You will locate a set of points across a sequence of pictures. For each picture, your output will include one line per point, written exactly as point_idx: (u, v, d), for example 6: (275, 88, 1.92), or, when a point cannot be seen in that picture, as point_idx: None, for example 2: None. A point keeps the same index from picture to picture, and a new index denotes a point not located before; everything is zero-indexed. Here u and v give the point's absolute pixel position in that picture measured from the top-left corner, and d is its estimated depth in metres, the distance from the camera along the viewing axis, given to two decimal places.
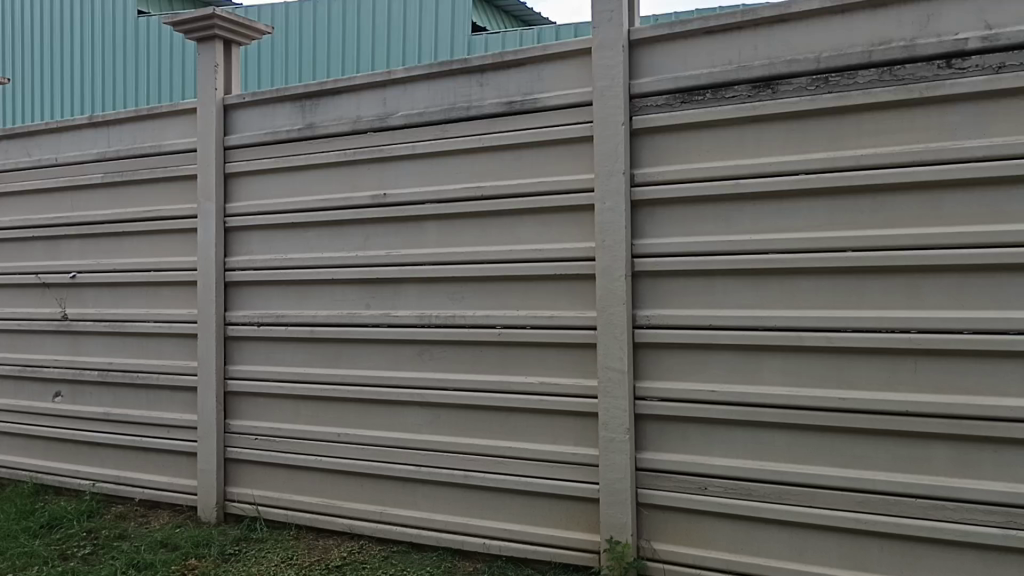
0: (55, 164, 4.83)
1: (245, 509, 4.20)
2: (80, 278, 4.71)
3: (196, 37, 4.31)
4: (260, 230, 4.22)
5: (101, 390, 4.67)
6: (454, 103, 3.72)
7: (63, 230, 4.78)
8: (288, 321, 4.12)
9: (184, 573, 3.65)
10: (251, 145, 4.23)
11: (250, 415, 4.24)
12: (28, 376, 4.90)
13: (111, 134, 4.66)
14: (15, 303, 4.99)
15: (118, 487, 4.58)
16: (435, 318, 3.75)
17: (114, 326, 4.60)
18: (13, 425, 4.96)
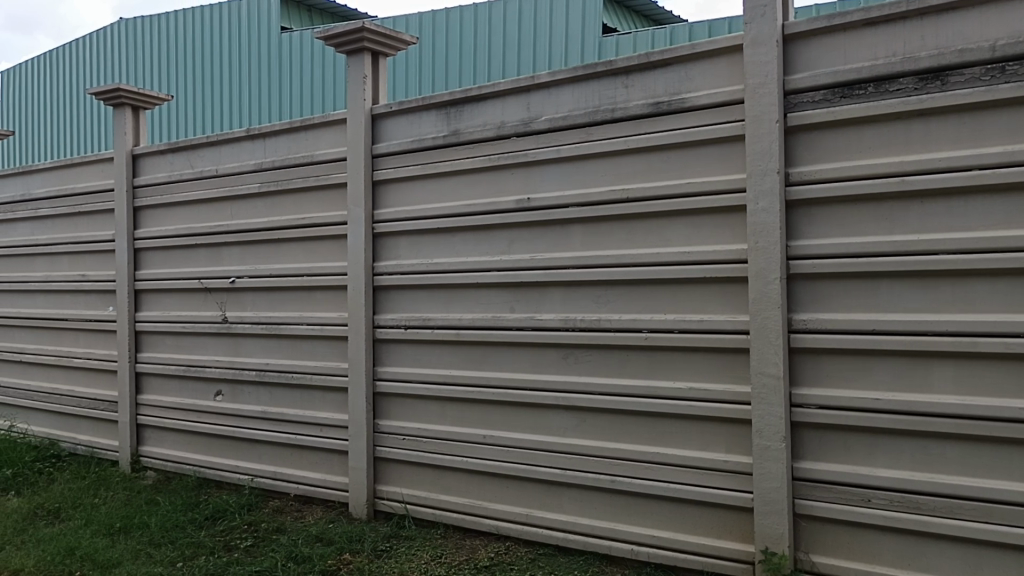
0: (214, 175, 5.09)
1: (394, 507, 4.31)
2: (240, 282, 4.96)
3: (346, 50, 4.45)
4: (407, 236, 4.33)
5: (259, 389, 4.90)
6: (599, 105, 3.69)
7: (223, 237, 5.04)
8: (434, 324, 4.21)
9: (339, 567, 3.77)
10: (398, 153, 4.34)
11: (398, 416, 4.35)
12: (192, 375, 5.20)
13: (267, 145, 4.89)
14: (179, 306, 5.29)
15: (275, 482, 4.79)
16: (579, 322, 3.74)
17: (271, 328, 4.82)
18: (177, 422, 5.25)
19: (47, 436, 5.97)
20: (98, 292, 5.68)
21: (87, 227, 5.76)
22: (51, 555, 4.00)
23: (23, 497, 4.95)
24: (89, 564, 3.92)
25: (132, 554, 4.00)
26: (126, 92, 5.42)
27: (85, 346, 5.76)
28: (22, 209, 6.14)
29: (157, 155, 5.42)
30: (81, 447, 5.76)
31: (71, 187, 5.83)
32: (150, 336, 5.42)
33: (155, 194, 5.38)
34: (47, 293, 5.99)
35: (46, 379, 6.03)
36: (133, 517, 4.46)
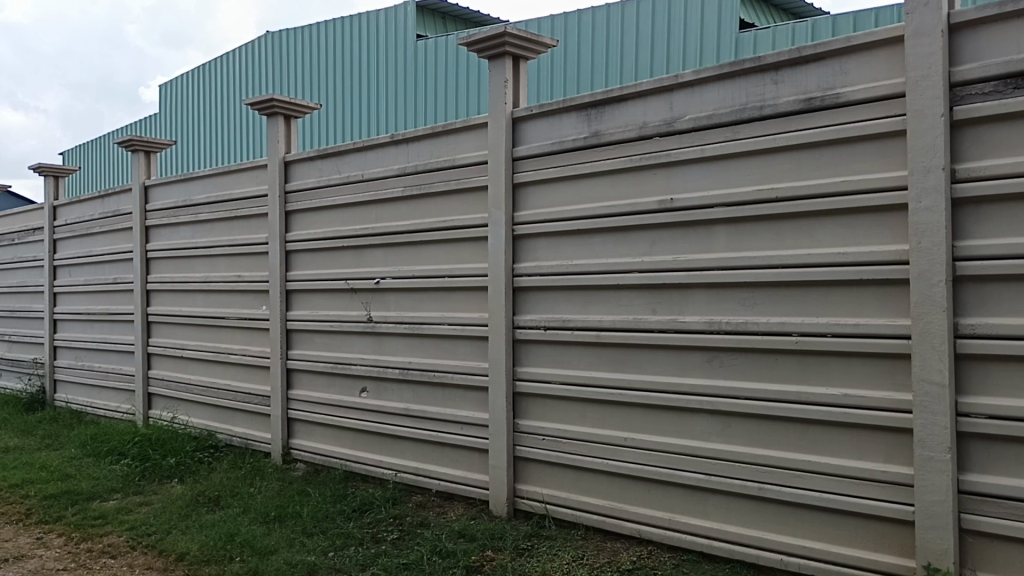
0: (360, 180, 5.27)
1: (534, 507, 4.35)
2: (384, 283, 5.13)
3: (487, 55, 4.52)
4: (546, 238, 4.36)
5: (403, 386, 5.06)
6: (746, 103, 3.60)
7: (368, 240, 5.22)
8: (574, 325, 4.22)
9: (483, 564, 3.84)
10: (539, 155, 4.36)
11: (538, 416, 4.37)
12: (339, 372, 5.41)
13: (409, 150, 5.03)
14: (327, 306, 5.51)
15: (417, 478, 4.92)
16: (724, 324, 3.66)
17: (414, 327, 4.96)
18: (325, 417, 5.47)
19: (205, 428, 6.34)
20: (252, 292, 5.99)
21: (242, 230, 6.08)
22: (214, 540, 4.24)
23: (186, 485, 5.28)
24: (248, 549, 4.13)
25: (287, 541, 4.19)
26: (279, 102, 5.68)
27: (241, 343, 6.09)
28: (184, 214, 6.55)
29: (307, 161, 5.65)
30: (236, 439, 6.08)
31: (228, 193, 6.17)
32: (299, 335, 5.68)
33: (305, 199, 5.62)
34: (206, 292, 6.37)
35: (205, 374, 6.40)
36: (286, 506, 4.67)
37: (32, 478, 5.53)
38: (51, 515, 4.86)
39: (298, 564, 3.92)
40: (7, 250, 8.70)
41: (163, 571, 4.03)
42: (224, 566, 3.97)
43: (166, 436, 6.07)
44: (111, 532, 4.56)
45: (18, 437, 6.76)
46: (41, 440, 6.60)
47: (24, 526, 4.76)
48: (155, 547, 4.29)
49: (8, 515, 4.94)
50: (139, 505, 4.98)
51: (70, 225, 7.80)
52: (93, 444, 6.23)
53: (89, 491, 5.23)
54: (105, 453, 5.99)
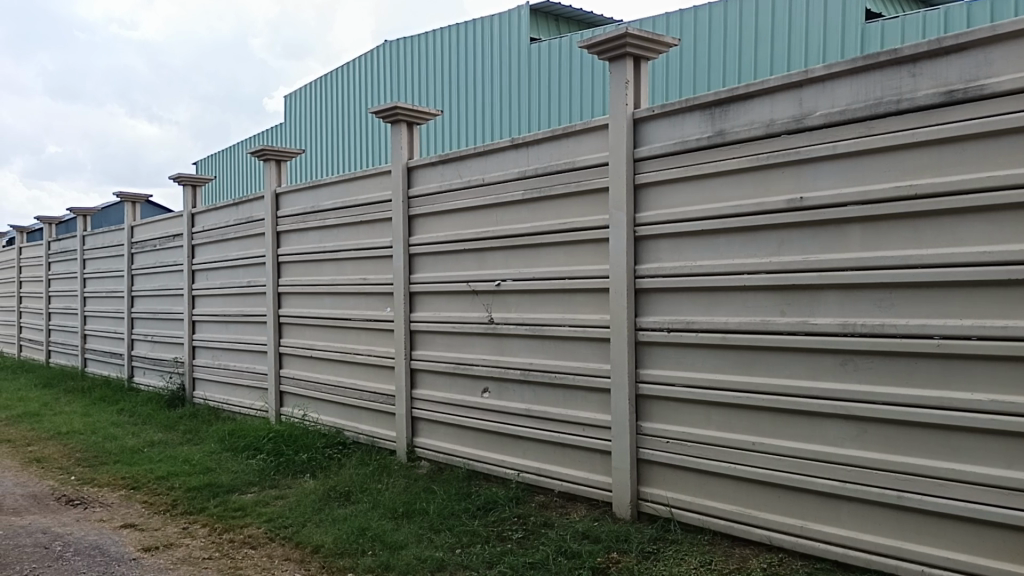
0: (481, 184, 5.36)
1: (659, 510, 4.32)
2: (505, 285, 5.20)
3: (608, 57, 4.50)
4: (669, 239, 4.32)
5: (524, 387, 5.11)
6: (881, 97, 3.47)
7: (489, 243, 5.30)
8: (698, 327, 4.17)
9: (608, 566, 3.85)
10: (661, 156, 4.32)
11: (662, 419, 4.34)
12: (461, 372, 5.51)
13: (530, 153, 5.07)
14: (448, 307, 5.63)
15: (539, 478, 4.97)
16: (858, 327, 3.54)
17: (535, 329, 5.01)
18: (447, 416, 5.59)
19: (333, 425, 6.58)
20: (377, 294, 6.19)
21: (368, 235, 6.28)
22: (347, 534, 4.40)
23: (318, 480, 5.48)
24: (380, 544, 4.26)
25: (416, 537, 4.31)
26: (403, 109, 5.82)
27: (367, 344, 6.29)
28: (312, 220, 6.83)
29: (429, 167, 5.78)
30: (362, 436, 6.28)
31: (354, 199, 6.39)
32: (423, 336, 5.82)
33: (428, 203, 5.75)
34: (333, 295, 6.61)
35: (332, 373, 6.64)
36: (413, 503, 4.80)
37: (177, 471, 5.86)
38: (196, 506, 5.15)
39: (427, 560, 4.02)
40: (150, 256, 9.25)
41: (301, 563, 4.20)
42: (357, 560, 4.11)
43: (297, 432, 6.33)
44: (250, 523, 4.79)
45: (162, 431, 7.18)
46: (183, 435, 6.99)
47: (171, 515, 5.06)
48: (292, 540, 4.48)
49: (157, 505, 5.25)
50: (275, 498, 5.22)
51: (207, 232, 8.24)
52: (230, 439, 6.55)
53: (229, 484, 5.51)
54: (242, 448, 6.30)
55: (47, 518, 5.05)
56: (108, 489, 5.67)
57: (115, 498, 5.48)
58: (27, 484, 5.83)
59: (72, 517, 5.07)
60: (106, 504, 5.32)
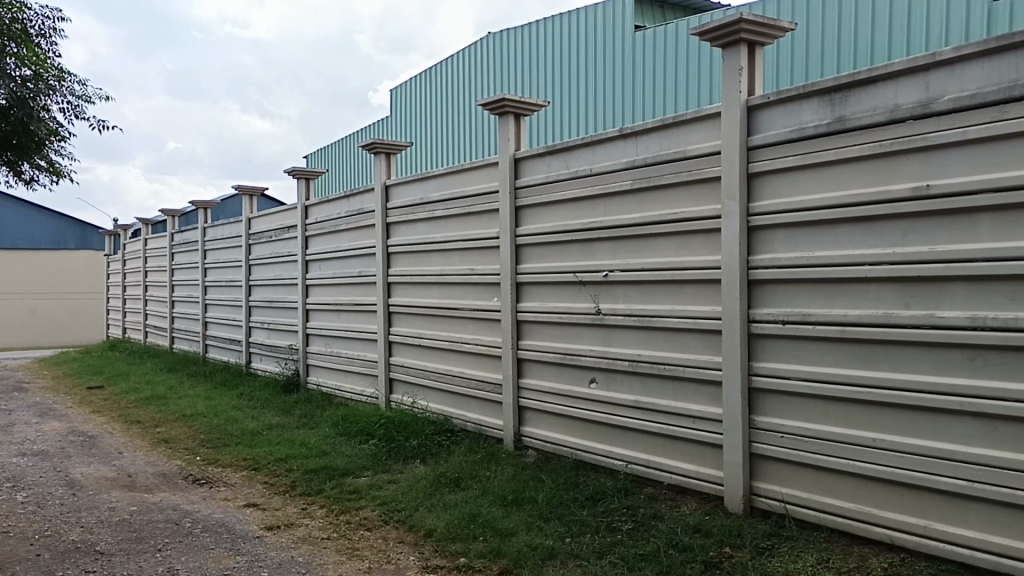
0: (589, 174, 5.35)
1: (773, 506, 4.24)
2: (612, 276, 5.18)
3: (721, 43, 4.41)
4: (784, 229, 4.21)
5: (632, 379, 5.08)
6: (1016, 80, 3.30)
7: (597, 233, 5.29)
8: (816, 320, 4.06)
9: (722, 560, 3.80)
10: (776, 144, 4.22)
11: (776, 413, 4.25)
12: (568, 363, 5.53)
13: (639, 143, 5.03)
14: (555, 297, 5.65)
15: (648, 470, 4.94)
16: (989, 320, 3.38)
17: (643, 320, 4.98)
18: (554, 406, 5.61)
19: (442, 412, 6.71)
20: (485, 284, 6.26)
21: (475, 226, 6.37)
22: (458, 520, 4.48)
23: (429, 466, 5.61)
24: (490, 530, 4.33)
25: (525, 525, 4.35)
26: (510, 101, 5.84)
27: (474, 333, 6.38)
28: (421, 212, 6.96)
29: (535, 158, 5.80)
30: (470, 424, 6.38)
31: (462, 190, 6.47)
32: (529, 325, 5.86)
33: (535, 194, 5.78)
34: (442, 284, 6.73)
35: (441, 362, 6.77)
36: (522, 491, 4.85)
37: (294, 454, 6.10)
38: (313, 488, 5.35)
39: (538, 548, 4.06)
40: (266, 247, 9.62)
41: (414, 546, 4.32)
42: (468, 545, 4.19)
43: (407, 418, 6.48)
44: (365, 506, 4.94)
45: (279, 415, 7.48)
46: (299, 419, 7.26)
47: (290, 496, 5.27)
48: (405, 523, 4.60)
49: (276, 486, 5.48)
50: (387, 482, 5.37)
51: (320, 223, 8.50)
52: (343, 424, 6.77)
53: (344, 468, 5.70)
54: (355, 433, 6.50)
55: (176, 495, 5.34)
56: (230, 470, 5.94)
57: (237, 478, 5.74)
58: (157, 463, 6.17)
59: (199, 495, 5.35)
60: (230, 484, 5.58)
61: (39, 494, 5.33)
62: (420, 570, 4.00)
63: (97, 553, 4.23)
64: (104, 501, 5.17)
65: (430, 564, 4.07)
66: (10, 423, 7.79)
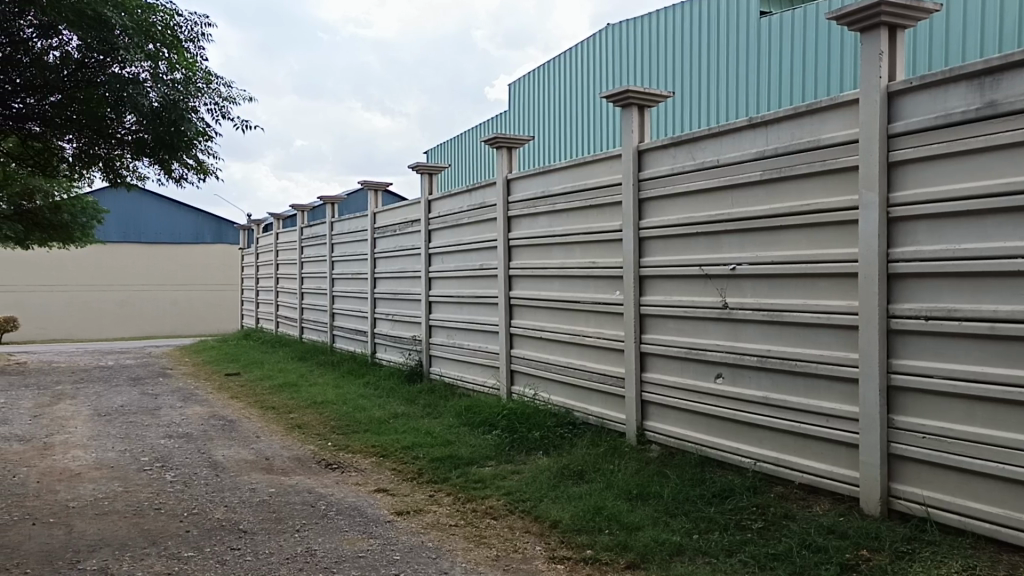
0: (716, 165, 5.24)
1: (913, 509, 4.06)
2: (740, 269, 5.07)
3: (860, 28, 4.24)
4: (927, 221, 4.01)
5: (761, 374, 4.96)
6: None
7: (723, 226, 5.18)
8: (961, 315, 3.85)
9: (859, 563, 3.67)
10: (918, 131, 4.02)
11: (917, 413, 4.06)
12: (693, 358, 5.44)
13: (770, 133, 4.89)
14: (679, 291, 5.57)
15: (778, 469, 4.82)
16: None
17: (772, 315, 4.85)
18: (679, 401, 5.54)
19: (563, 405, 6.73)
20: (607, 277, 6.24)
21: (597, 219, 6.35)
22: (583, 512, 4.50)
23: (551, 457, 5.64)
24: (616, 524, 4.32)
25: (652, 520, 4.32)
26: (635, 92, 5.76)
27: (596, 326, 6.37)
28: (543, 205, 6.99)
29: (659, 149, 5.73)
30: (592, 418, 6.38)
31: (584, 183, 6.46)
32: (652, 319, 5.80)
33: (658, 186, 5.71)
34: (563, 277, 6.74)
35: (562, 354, 6.79)
36: (648, 485, 4.82)
37: (420, 442, 6.25)
38: (439, 476, 5.47)
39: (665, 543, 4.03)
40: (390, 241, 9.88)
41: (540, 536, 4.36)
42: (594, 538, 4.20)
43: (529, 410, 6.54)
44: (490, 495, 5.02)
45: (404, 404, 7.68)
46: (423, 408, 7.44)
47: (418, 483, 5.41)
48: (530, 513, 4.65)
49: (404, 473, 5.64)
50: (511, 472, 5.43)
51: (442, 217, 8.66)
52: (466, 415, 6.89)
53: (468, 457, 5.80)
54: (478, 424, 6.60)
55: (311, 478, 5.56)
56: (361, 456, 6.15)
57: (367, 464, 5.93)
58: (292, 448, 6.44)
59: (332, 479, 5.56)
60: (360, 470, 5.78)
61: (186, 474, 5.65)
62: (548, 560, 4.03)
63: (240, 531, 4.46)
64: (245, 482, 5.45)
65: (557, 554, 4.10)
66: (158, 406, 8.29)
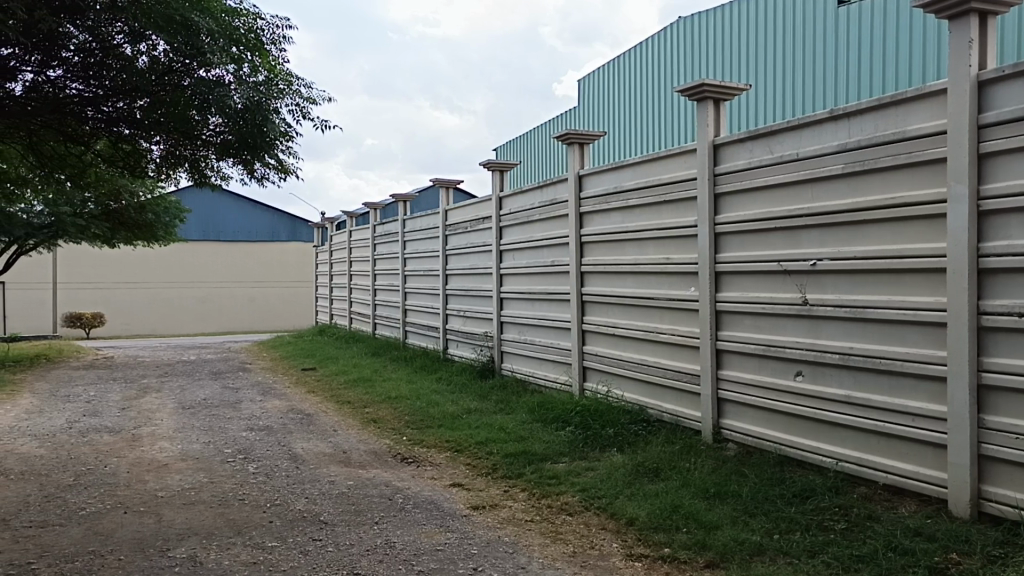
0: (796, 159, 5.13)
1: (1005, 512, 3.91)
2: (821, 265, 4.96)
3: (948, 16, 4.11)
4: (1020, 214, 3.85)
5: (843, 372, 4.85)
6: None
7: (803, 221, 5.08)
8: None
9: (948, 566, 3.56)
10: (1011, 121, 3.87)
11: (1008, 413, 3.91)
12: (772, 355, 5.35)
13: (852, 125, 4.77)
14: (757, 287, 5.48)
15: (861, 469, 4.70)
16: None
17: (855, 311, 4.74)
18: (756, 399, 5.45)
19: (637, 402, 6.69)
20: (682, 274, 6.17)
21: (672, 215, 6.28)
22: (660, 510, 4.46)
23: (626, 455, 5.62)
24: (694, 522, 4.27)
25: (730, 519, 4.27)
26: (710, 86, 5.69)
27: (671, 323, 6.31)
28: (615, 201, 6.95)
29: (736, 143, 5.64)
30: (666, 415, 6.33)
31: (658, 178, 6.41)
32: (729, 316, 5.72)
33: (735, 180, 5.62)
34: (637, 274, 6.70)
35: (635, 351, 6.75)
36: (725, 484, 4.76)
37: (494, 437, 6.29)
38: (513, 471, 5.49)
39: (745, 543, 3.97)
40: (461, 238, 9.96)
41: (617, 533, 4.35)
42: (672, 536, 4.16)
43: (603, 407, 6.51)
44: (565, 492, 5.02)
45: (476, 400, 7.73)
46: (496, 404, 7.48)
47: (493, 479, 5.44)
48: (606, 510, 4.64)
49: (479, 468, 5.69)
50: (586, 469, 5.42)
51: (514, 214, 8.69)
52: (539, 411, 6.90)
53: (542, 453, 5.81)
54: (551, 420, 6.61)
55: (387, 472, 5.65)
56: (435, 451, 6.21)
57: (442, 458, 6.00)
58: (368, 442, 6.55)
59: (408, 473, 5.63)
60: (436, 464, 5.84)
61: (267, 466, 5.80)
62: (625, 558, 4.02)
63: (321, 522, 4.55)
64: (324, 474, 5.56)
65: (634, 552, 4.08)
66: (238, 400, 8.52)
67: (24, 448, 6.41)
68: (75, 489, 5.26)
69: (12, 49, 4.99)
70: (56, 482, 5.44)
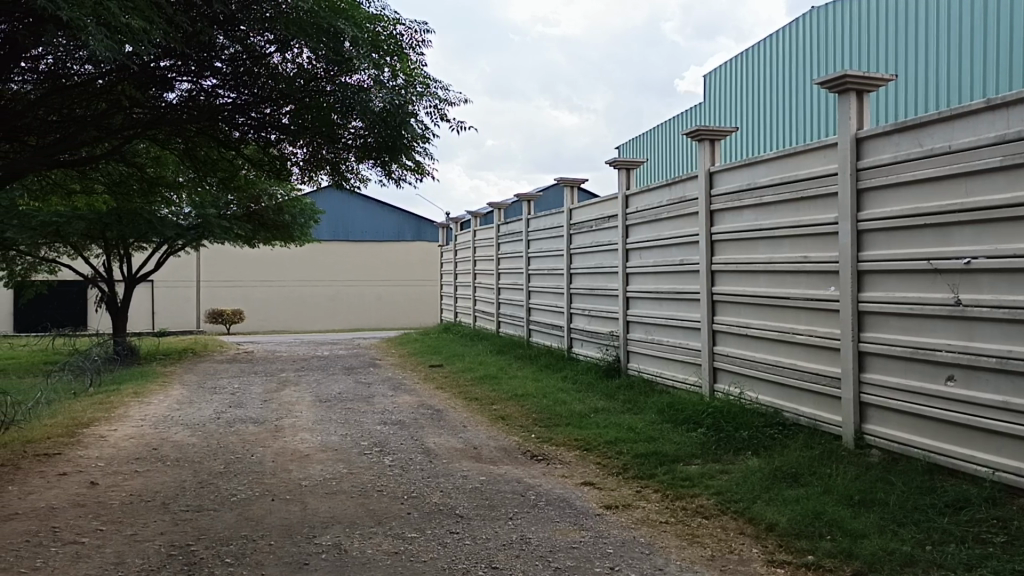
0: (947, 152, 4.88)
1: None
2: (975, 263, 4.68)
3: None
4: None
5: (1000, 377, 4.57)
6: None
7: (955, 217, 4.81)
8: None
9: None
10: None
11: None
12: (920, 359, 5.10)
13: (1011, 115, 4.49)
14: (905, 287, 5.23)
15: (1020, 479, 4.41)
16: None
17: (1014, 313, 4.45)
18: (903, 404, 5.21)
19: (771, 405, 6.51)
20: (821, 273, 5.97)
21: (809, 212, 6.09)
22: (801, 516, 4.33)
23: (762, 458, 5.48)
24: (838, 530, 4.13)
25: (878, 528, 4.09)
26: (853, 78, 5.47)
27: (808, 323, 6.11)
28: (748, 198, 6.79)
29: (881, 137, 5.41)
30: (803, 419, 6.13)
31: (795, 174, 6.22)
32: (873, 317, 5.49)
33: (880, 175, 5.38)
34: (771, 273, 6.53)
35: (770, 352, 6.57)
36: (870, 492, 4.57)
37: (623, 437, 6.25)
38: (645, 471, 5.44)
39: (894, 553, 3.81)
40: (587, 236, 9.95)
41: (756, 538, 4.25)
42: (816, 543, 4.03)
43: (735, 410, 6.37)
44: (700, 494, 4.94)
45: (603, 399, 7.72)
46: (624, 403, 7.44)
47: (624, 478, 5.42)
48: (744, 514, 4.54)
49: (609, 467, 5.67)
50: (720, 471, 5.33)
51: (640, 212, 8.61)
52: (669, 411, 6.82)
53: (674, 454, 5.74)
54: (682, 421, 6.51)
55: (519, 468, 5.71)
56: (565, 449, 6.23)
57: (571, 456, 6.02)
58: (498, 438, 6.63)
59: (539, 470, 5.67)
60: (566, 462, 5.86)
61: (403, 459, 5.96)
62: (766, 564, 3.92)
63: (457, 516, 4.64)
64: (456, 469, 5.66)
65: (776, 558, 3.98)
66: (371, 394, 8.79)
67: (178, 436, 6.80)
68: (226, 476, 5.55)
69: (170, 60, 5.34)
70: (209, 469, 5.75)
